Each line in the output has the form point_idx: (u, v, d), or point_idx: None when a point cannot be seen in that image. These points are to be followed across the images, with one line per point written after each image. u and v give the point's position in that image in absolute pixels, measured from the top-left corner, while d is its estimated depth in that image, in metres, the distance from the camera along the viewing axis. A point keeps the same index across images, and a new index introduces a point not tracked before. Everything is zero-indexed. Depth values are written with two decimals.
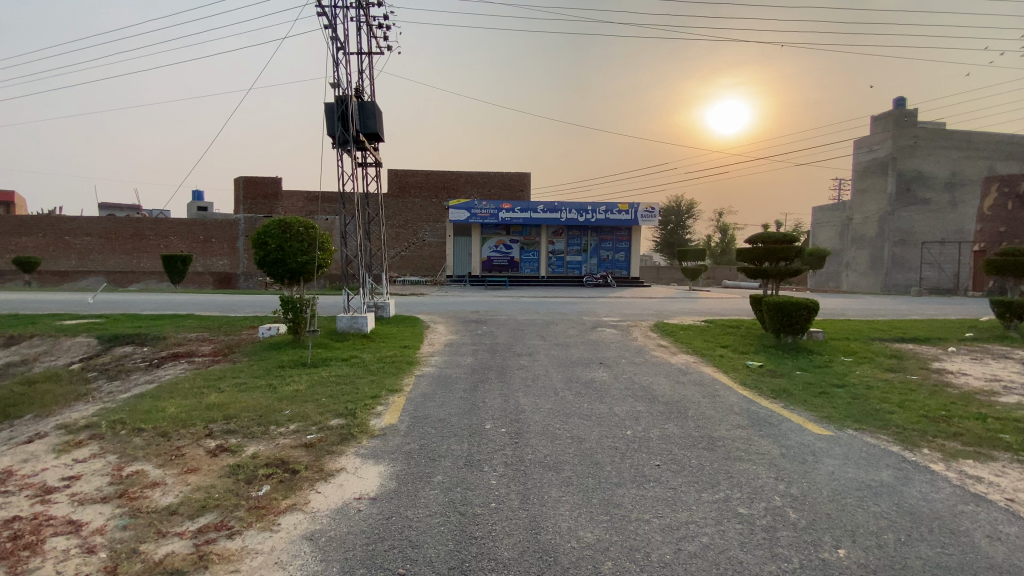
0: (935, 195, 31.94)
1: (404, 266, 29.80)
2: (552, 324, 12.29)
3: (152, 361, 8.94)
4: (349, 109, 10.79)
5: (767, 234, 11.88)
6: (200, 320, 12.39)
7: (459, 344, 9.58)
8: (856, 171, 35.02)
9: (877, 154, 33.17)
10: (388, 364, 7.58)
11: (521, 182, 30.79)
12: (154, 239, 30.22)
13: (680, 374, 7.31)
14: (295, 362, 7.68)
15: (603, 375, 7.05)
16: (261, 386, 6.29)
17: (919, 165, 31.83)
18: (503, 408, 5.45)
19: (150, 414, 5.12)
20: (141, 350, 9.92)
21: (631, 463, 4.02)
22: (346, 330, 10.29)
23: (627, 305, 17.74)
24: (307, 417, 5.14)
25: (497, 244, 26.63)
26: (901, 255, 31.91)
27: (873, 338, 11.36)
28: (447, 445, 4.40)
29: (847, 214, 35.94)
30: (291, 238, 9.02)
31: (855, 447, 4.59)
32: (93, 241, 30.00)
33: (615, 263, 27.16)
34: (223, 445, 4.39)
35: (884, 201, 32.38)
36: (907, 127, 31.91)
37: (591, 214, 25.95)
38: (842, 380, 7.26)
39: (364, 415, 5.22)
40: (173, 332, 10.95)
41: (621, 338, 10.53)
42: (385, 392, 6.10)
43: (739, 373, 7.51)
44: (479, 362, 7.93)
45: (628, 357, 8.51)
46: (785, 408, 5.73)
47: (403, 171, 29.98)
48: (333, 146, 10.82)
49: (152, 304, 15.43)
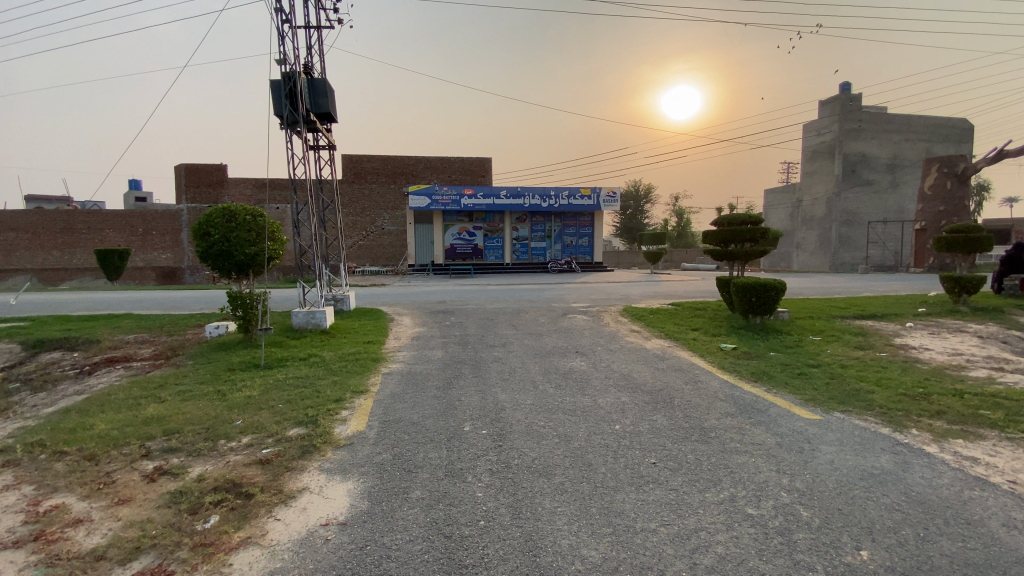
0: (879, 176, 33.36)
1: (363, 256, 28.76)
2: (521, 312, 11.94)
3: (83, 368, 8.01)
4: (298, 87, 9.97)
5: (733, 216, 11.90)
6: (140, 320, 11.31)
7: (426, 337, 9.09)
8: (806, 154, 36.19)
9: (825, 137, 34.29)
10: (350, 363, 7.02)
11: (482, 167, 30.15)
12: (88, 233, 27.92)
13: (658, 360, 7.09)
14: (246, 364, 7.01)
15: (580, 365, 6.74)
16: (209, 394, 5.65)
17: (864, 148, 33.12)
18: (481, 406, 5.05)
19: (76, 433, 4.43)
20: (71, 356, 8.91)
21: (625, 463, 3.71)
22: (303, 327, 9.62)
23: (594, 291, 17.60)
24: (262, 428, 4.60)
25: (460, 231, 26.01)
26: (848, 235, 33.34)
27: (835, 315, 11.61)
28: (424, 453, 3.98)
29: (798, 195, 37.18)
30: (237, 227, 8.23)
31: (846, 431, 4.48)
32: (18, 237, 27.45)
33: (579, 248, 27.09)
34: (162, 467, 3.80)
35: (832, 182, 33.63)
36: (852, 110, 33.13)
37: (554, 199, 25.64)
38: (816, 359, 7.27)
39: (327, 422, 4.72)
40: (108, 335, 9.94)
41: (593, 325, 10.28)
42: (350, 395, 5.60)
43: (716, 357, 7.38)
44: (449, 355, 7.48)
45: (604, 344, 8.25)
46: (769, 392, 5.60)
47: (359, 156, 28.72)
48: (282, 127, 10.01)
49: (85, 304, 14.09)
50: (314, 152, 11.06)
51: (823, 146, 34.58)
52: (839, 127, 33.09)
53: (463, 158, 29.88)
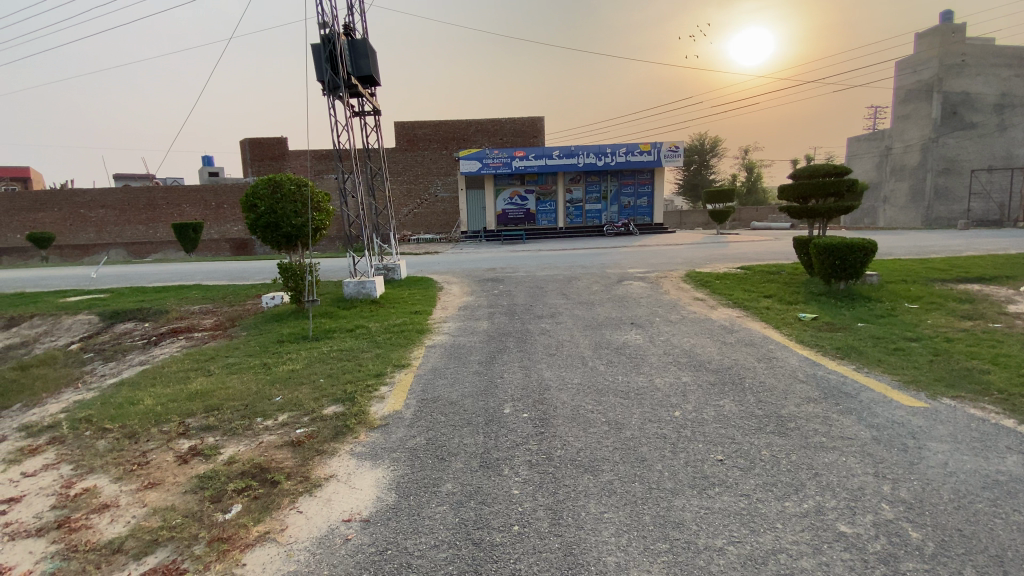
0: (986, 117, 29.14)
1: (417, 223, 28.93)
2: (573, 279, 11.39)
3: (150, 339, 8.40)
4: (339, 50, 9.64)
5: (814, 167, 10.59)
6: (205, 291, 11.82)
7: (473, 307, 8.80)
8: (897, 96, 32.16)
9: (921, 75, 30.21)
10: (395, 334, 6.83)
11: (534, 128, 29.07)
12: (167, 208, 29.86)
13: (724, 333, 6.39)
14: (295, 335, 6.98)
15: (636, 339, 6.18)
16: (254, 367, 5.64)
17: (969, 85, 28.95)
18: (524, 384, 4.69)
19: (124, 410, 4.53)
20: (142, 327, 9.40)
21: (685, 459, 3.21)
22: (354, 296, 9.60)
23: (653, 254, 16.63)
24: (299, 405, 4.47)
25: (512, 195, 25.42)
26: (945, 186, 29.64)
27: (934, 278, 10.19)
28: (459, 439, 3.65)
29: (886, 143, 33.34)
30: (282, 198, 8.17)
31: (959, 423, 3.73)
32: (108, 213, 29.79)
33: (637, 210, 25.78)
34: (196, 448, 3.75)
35: (928, 126, 29.77)
36: (956, 42, 28.85)
37: (610, 157, 24.33)
38: (914, 331, 6.30)
39: (364, 400, 4.50)
40: (176, 305, 10.41)
41: (651, 292, 9.61)
42: (391, 368, 5.40)
43: (792, 329, 6.56)
44: (495, 327, 7.13)
45: (662, 315, 7.58)
46: (859, 372, 4.85)
47: (410, 122, 28.47)
48: (324, 93, 9.77)
49: (160, 275, 14.97)
50: (358, 118, 10.84)
51: (919, 85, 30.51)
52: (939, 63, 28.99)
53: (514, 119, 28.89)
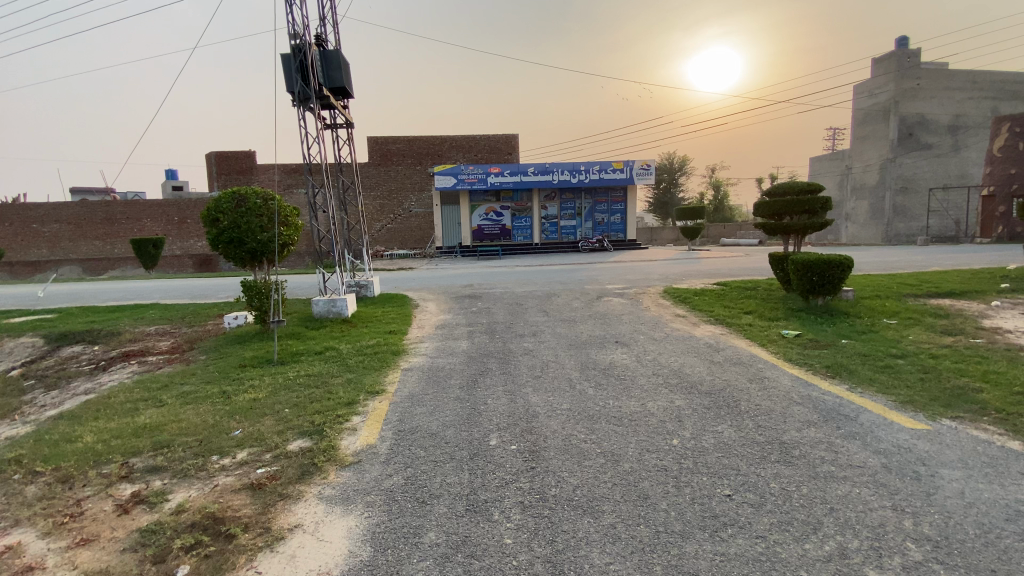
0: (939, 138, 30.60)
1: (391, 239, 28.41)
2: (553, 295, 11.17)
3: (99, 364, 7.72)
4: (310, 60, 9.31)
5: (789, 185, 10.72)
6: (164, 311, 11.11)
7: (451, 326, 8.44)
8: (856, 118, 33.58)
9: (878, 98, 31.62)
10: (369, 357, 6.42)
11: (509, 144, 29.08)
12: (127, 223, 28.55)
13: (711, 352, 6.21)
14: (259, 359, 6.49)
15: (623, 359, 5.94)
16: (212, 396, 5.15)
17: (923, 109, 30.40)
18: (510, 411, 4.38)
19: (59, 448, 4.00)
20: (91, 350, 8.69)
21: (690, 495, 2.95)
22: (324, 316, 9.14)
23: (630, 270, 16.61)
24: (261, 439, 4.04)
25: (487, 211, 25.23)
26: (903, 204, 30.91)
27: (905, 294, 10.34)
28: (442, 478, 3.29)
29: (847, 163, 34.67)
30: (247, 213, 7.72)
31: (965, 447, 3.58)
32: (62, 228, 28.29)
33: (611, 226, 25.93)
34: (139, 494, 3.28)
35: (885, 147, 31.10)
36: (909, 68, 30.36)
37: (585, 175, 24.46)
38: (898, 348, 6.26)
39: (334, 433, 4.10)
40: (130, 326, 9.71)
41: (632, 309, 9.44)
42: (364, 397, 4.98)
43: (779, 347, 6.43)
44: (476, 347, 6.79)
45: (646, 332, 7.38)
46: (854, 394, 4.70)
47: (384, 137, 28.11)
48: (294, 104, 9.39)
49: (116, 294, 14.08)
50: (330, 131, 10.49)
51: (876, 108, 31.95)
52: (895, 86, 30.41)
53: (489, 135, 28.87)
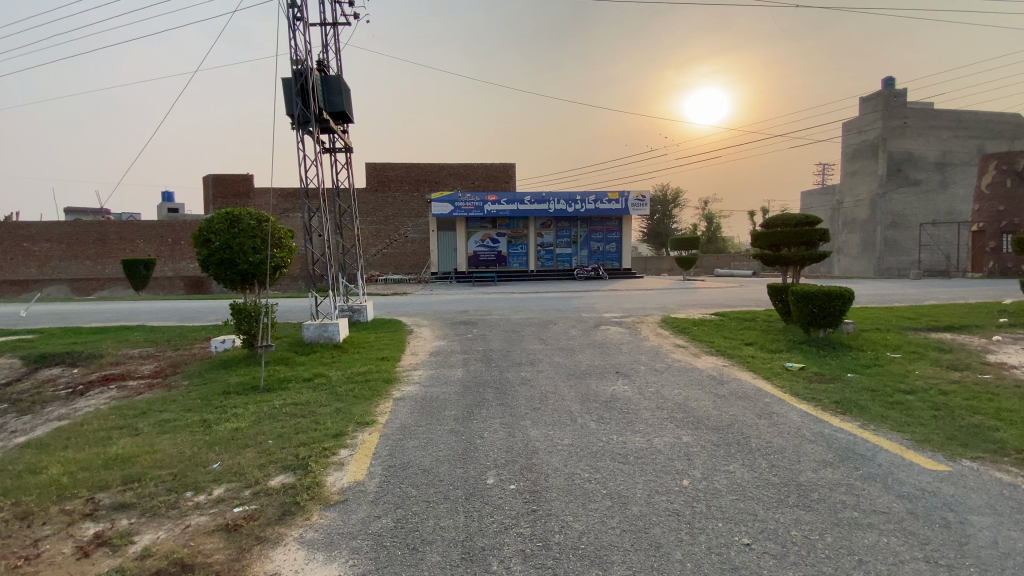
0: (927, 175, 31.23)
1: (386, 264, 28.25)
2: (549, 323, 10.97)
3: (77, 388, 7.36)
4: (310, 84, 9.31)
5: (786, 217, 10.72)
6: (149, 333, 10.77)
7: (445, 352, 8.21)
8: (846, 154, 34.29)
9: (867, 135, 32.36)
10: (359, 385, 6.16)
11: (506, 173, 29.32)
12: (120, 243, 28.27)
13: (715, 385, 5.99)
14: (244, 386, 6.19)
15: (624, 391, 5.71)
16: (192, 425, 4.85)
17: (911, 146, 31.10)
18: (508, 445, 4.14)
19: (20, 481, 3.69)
20: (69, 373, 8.34)
21: (706, 544, 2.71)
22: (315, 341, 8.87)
23: (626, 299, 16.50)
24: (240, 474, 3.75)
25: (483, 238, 25.22)
26: (894, 238, 31.27)
27: (905, 327, 10.23)
28: (435, 521, 3.03)
29: (838, 197, 35.24)
30: (239, 234, 7.54)
31: (991, 491, 3.37)
32: (54, 247, 27.94)
33: (607, 255, 25.95)
34: (102, 535, 2.98)
35: (875, 182, 31.67)
36: (896, 107, 31.19)
37: (581, 204, 24.62)
38: (905, 384, 6.09)
39: (319, 468, 3.82)
40: (113, 349, 9.38)
41: (631, 338, 9.26)
42: (353, 428, 4.71)
43: (784, 381, 6.23)
44: (471, 376, 6.54)
45: (646, 363, 7.18)
46: (868, 431, 4.48)
47: (382, 164, 28.29)
48: (292, 127, 9.34)
49: (102, 315, 13.73)
50: (329, 155, 10.45)
51: (865, 145, 32.68)
52: (883, 124, 31.16)
53: (487, 163, 29.14)
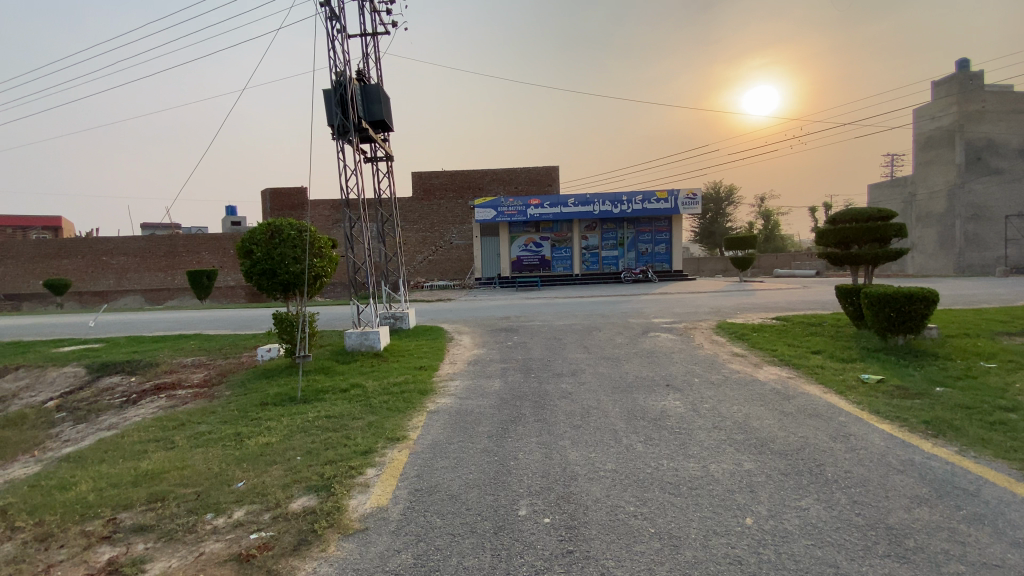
0: (1014, 162, 28.28)
1: (431, 271, 28.50)
2: (594, 329, 10.49)
3: (130, 397, 7.60)
4: (349, 94, 9.31)
5: (855, 211, 9.77)
6: (203, 342, 11.15)
7: (485, 361, 7.93)
8: (917, 143, 31.64)
9: (941, 121, 29.71)
10: (394, 397, 5.95)
11: (550, 176, 28.95)
12: (186, 255, 30.03)
13: (779, 401, 5.37)
14: (282, 397, 6.12)
15: (675, 407, 5.20)
16: (225, 439, 4.79)
17: (993, 131, 28.27)
18: (544, 469, 3.77)
19: (53, 498, 3.70)
20: (127, 381, 8.68)
21: None
22: (356, 349, 8.82)
23: (676, 303, 15.70)
24: (263, 495, 3.59)
25: (527, 242, 24.93)
26: (977, 233, 28.44)
27: (1000, 332, 9.04)
28: (457, 560, 2.71)
29: (910, 189, 32.51)
30: (280, 243, 7.58)
31: None
32: (129, 260, 30.04)
33: (655, 256, 25.02)
34: (116, 561, 2.87)
35: (953, 172, 29.00)
36: (976, 89, 28.47)
37: (626, 205, 23.88)
38: (1009, 399, 5.25)
39: (343, 489, 3.61)
40: (168, 357, 9.73)
41: (681, 346, 8.65)
42: (383, 444, 4.49)
43: (861, 396, 5.51)
44: (509, 388, 6.22)
45: (700, 374, 6.60)
46: (968, 459, 3.80)
47: (426, 172, 28.64)
48: (333, 137, 9.37)
49: (164, 324, 14.44)
50: (369, 164, 10.47)
51: (939, 132, 30.02)
52: (960, 109, 28.52)
53: (530, 168, 28.89)
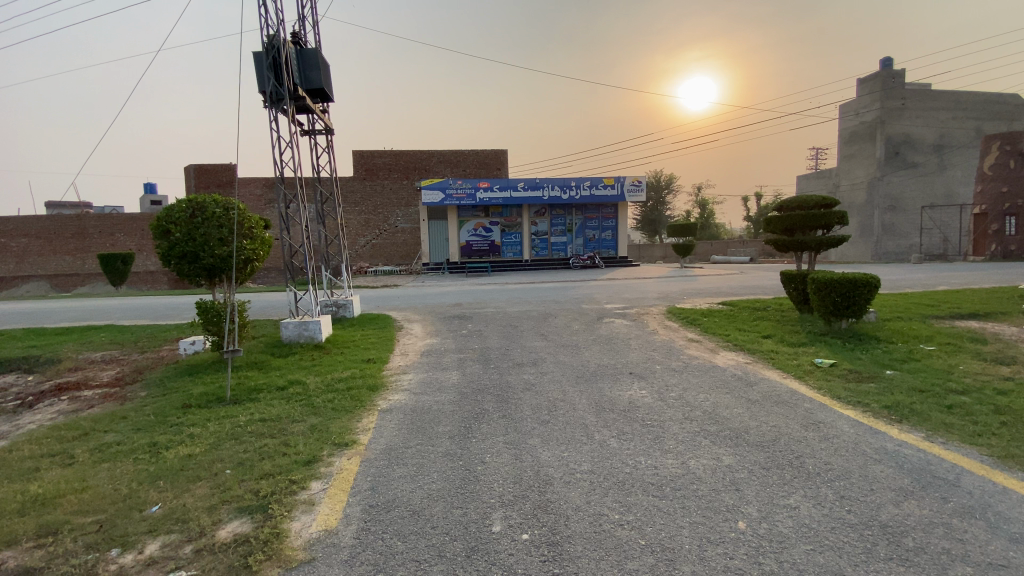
0: (925, 157, 30.69)
1: (376, 255, 27.36)
2: (549, 316, 10.24)
3: (23, 400, 6.49)
4: (284, 57, 8.37)
5: (801, 198, 10.00)
6: (117, 334, 9.89)
7: (439, 352, 7.45)
8: (843, 137, 33.67)
9: (864, 117, 31.71)
10: (340, 395, 5.39)
11: (498, 159, 28.39)
12: (99, 237, 27.07)
13: (744, 388, 5.30)
14: (207, 398, 5.40)
15: (643, 397, 5.00)
16: (138, 451, 4.06)
17: (909, 128, 30.53)
18: (516, 474, 3.41)
19: None
20: (20, 381, 7.46)
21: None
22: (295, 341, 8.09)
23: (627, 288, 15.78)
24: (185, 521, 3.00)
25: (476, 227, 24.37)
26: (892, 222, 30.76)
27: (927, 315, 9.61)
28: None
29: (835, 180, 34.62)
30: (203, 223, 6.70)
31: None
32: (29, 242, 26.68)
33: (602, 242, 25.23)
34: None
35: (873, 165, 31.12)
36: (895, 88, 30.54)
37: (576, 191, 23.77)
38: (952, 380, 5.46)
39: (283, 510, 3.09)
40: (73, 352, 8.51)
41: (639, 332, 8.56)
42: (329, 451, 3.98)
43: (819, 381, 5.56)
44: (467, 380, 5.81)
45: (661, 361, 6.46)
46: (936, 445, 3.82)
47: (370, 152, 27.26)
48: (265, 105, 8.42)
49: (70, 313, 12.79)
50: (307, 137, 9.58)
51: (862, 128, 32.07)
52: (881, 106, 30.55)
53: (478, 150, 28.18)
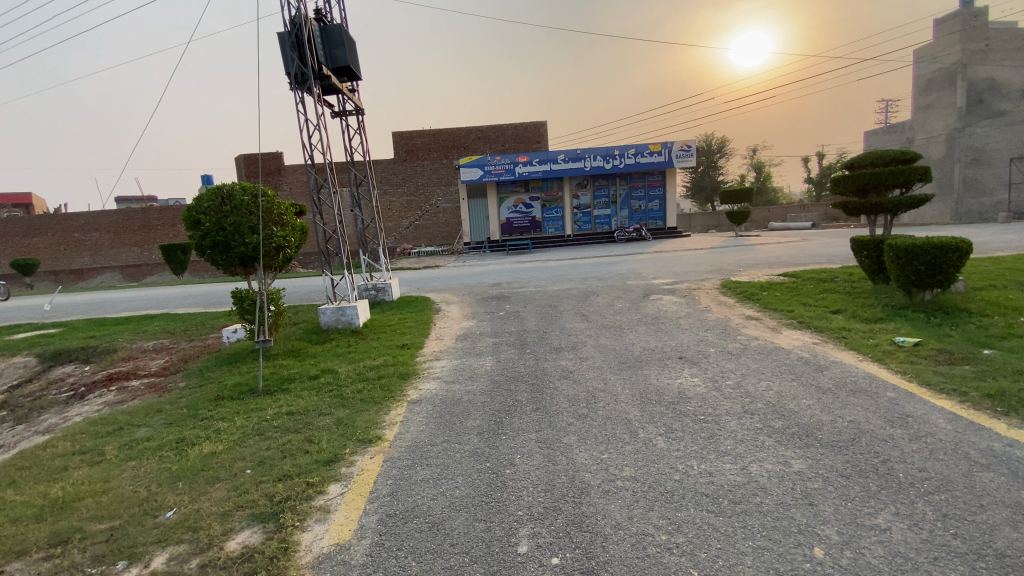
0: (1014, 104, 27.39)
1: (418, 236, 27.47)
2: (592, 294, 9.73)
3: (78, 391, 6.72)
4: (307, 36, 8.09)
5: (876, 154, 8.88)
6: (171, 323, 10.22)
7: (474, 336, 7.14)
8: (917, 87, 30.49)
9: (942, 62, 28.52)
10: (370, 385, 5.17)
11: (538, 132, 27.53)
12: (163, 228, 28.59)
13: (812, 374, 4.67)
14: (240, 389, 5.34)
15: (695, 386, 4.48)
16: (163, 448, 3.99)
17: (995, 71, 27.24)
18: (547, 481, 3.04)
19: None
20: (80, 371, 7.80)
21: None
22: (332, 327, 8.01)
23: (675, 262, 14.93)
24: (195, 529, 2.83)
25: (516, 203, 23.85)
26: (974, 177, 27.17)
27: None
28: None
29: (908, 134, 31.46)
30: (232, 211, 6.58)
31: None
32: (102, 236, 28.51)
33: (648, 213, 24.12)
34: None
35: (952, 116, 28.03)
36: (979, 26, 27.23)
37: (619, 160, 22.70)
38: None
39: (296, 520, 2.86)
40: (128, 342, 8.83)
41: (688, 309, 7.96)
42: (353, 448, 3.76)
43: (902, 364, 4.83)
44: (502, 367, 5.47)
45: (716, 344, 5.87)
46: None
47: (408, 132, 27.07)
48: (290, 87, 8.22)
49: (133, 303, 13.41)
50: (337, 119, 9.37)
51: (940, 74, 28.90)
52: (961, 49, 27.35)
53: (517, 124, 27.41)
